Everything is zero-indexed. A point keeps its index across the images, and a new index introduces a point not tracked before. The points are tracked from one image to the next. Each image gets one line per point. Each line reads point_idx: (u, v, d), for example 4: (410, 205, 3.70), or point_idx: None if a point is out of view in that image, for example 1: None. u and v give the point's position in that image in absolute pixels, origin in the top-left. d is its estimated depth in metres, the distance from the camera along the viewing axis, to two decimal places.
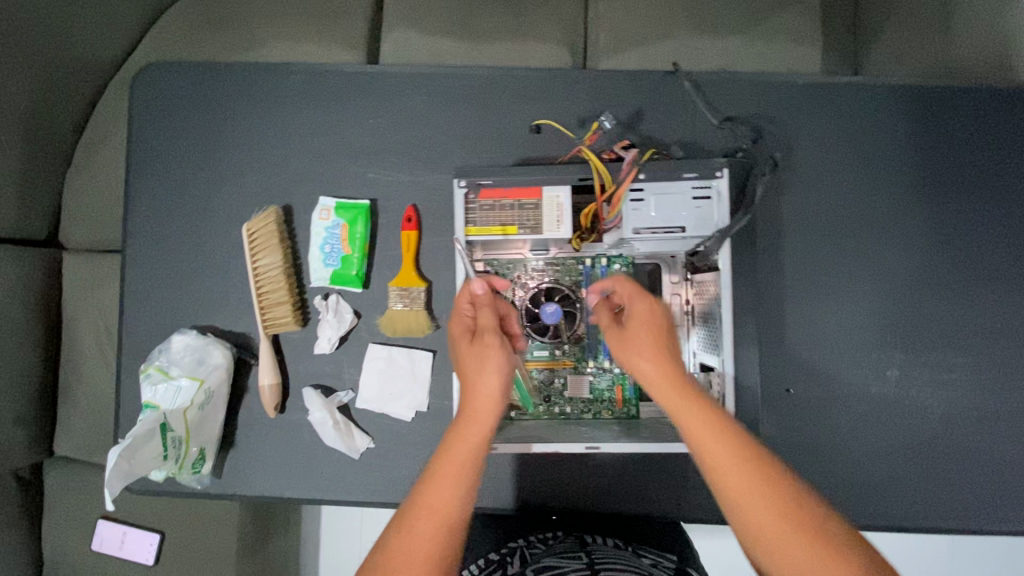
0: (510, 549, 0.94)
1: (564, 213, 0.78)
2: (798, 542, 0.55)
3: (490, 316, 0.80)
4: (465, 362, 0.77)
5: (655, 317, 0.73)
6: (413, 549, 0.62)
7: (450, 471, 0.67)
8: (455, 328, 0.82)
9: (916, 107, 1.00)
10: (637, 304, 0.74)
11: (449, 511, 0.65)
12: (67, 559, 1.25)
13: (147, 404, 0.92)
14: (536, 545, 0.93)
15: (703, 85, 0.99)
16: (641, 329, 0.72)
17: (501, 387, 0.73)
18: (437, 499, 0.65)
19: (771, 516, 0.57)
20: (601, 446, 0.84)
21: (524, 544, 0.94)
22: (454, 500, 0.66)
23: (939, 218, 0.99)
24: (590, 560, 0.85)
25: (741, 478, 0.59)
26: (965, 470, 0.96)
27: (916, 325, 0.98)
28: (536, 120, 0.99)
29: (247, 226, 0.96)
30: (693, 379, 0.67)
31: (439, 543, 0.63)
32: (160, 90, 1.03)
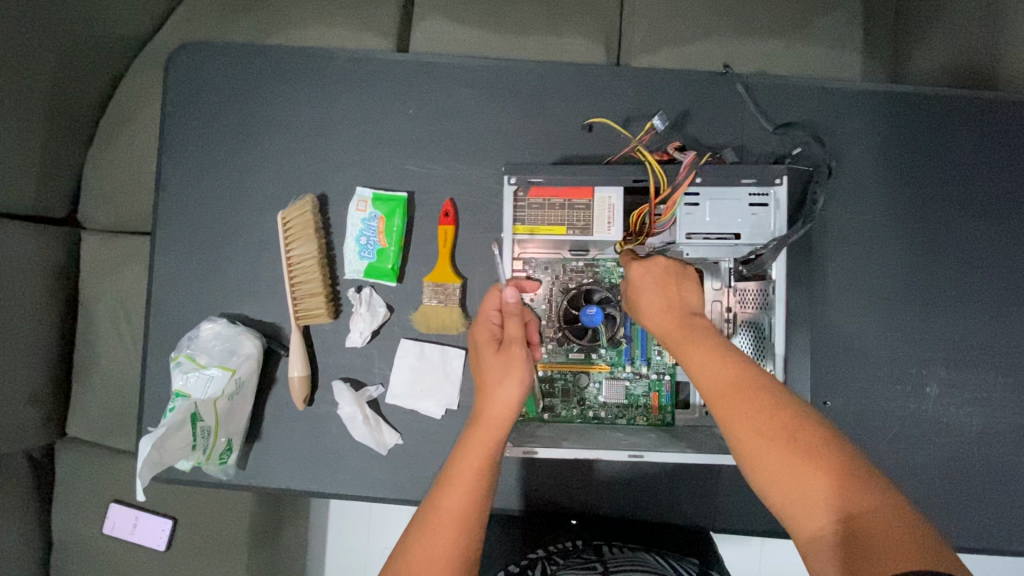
0: (527, 559, 0.88)
1: (615, 215, 0.78)
2: (780, 454, 0.60)
3: (515, 328, 0.82)
4: (488, 371, 0.80)
5: (661, 272, 0.76)
6: (433, 555, 0.64)
7: (464, 480, 0.70)
8: (478, 336, 0.83)
9: (966, 119, 0.98)
10: (644, 270, 0.76)
11: (465, 520, 0.67)
12: (75, 542, 1.22)
13: (178, 392, 0.91)
14: (552, 555, 0.87)
15: (752, 88, 0.96)
16: (649, 291, 0.76)
17: (516, 399, 0.76)
18: (452, 505, 0.68)
19: (757, 436, 0.61)
20: (645, 455, 0.81)
21: (543, 556, 0.87)
22: (468, 507, 0.68)
23: (987, 233, 0.97)
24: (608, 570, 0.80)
25: (729, 406, 0.64)
26: (1001, 490, 0.95)
27: (958, 341, 0.96)
28: (589, 119, 0.96)
29: (282, 214, 0.94)
30: (697, 332, 0.71)
31: (458, 549, 0.65)
32: (193, 71, 1.01)
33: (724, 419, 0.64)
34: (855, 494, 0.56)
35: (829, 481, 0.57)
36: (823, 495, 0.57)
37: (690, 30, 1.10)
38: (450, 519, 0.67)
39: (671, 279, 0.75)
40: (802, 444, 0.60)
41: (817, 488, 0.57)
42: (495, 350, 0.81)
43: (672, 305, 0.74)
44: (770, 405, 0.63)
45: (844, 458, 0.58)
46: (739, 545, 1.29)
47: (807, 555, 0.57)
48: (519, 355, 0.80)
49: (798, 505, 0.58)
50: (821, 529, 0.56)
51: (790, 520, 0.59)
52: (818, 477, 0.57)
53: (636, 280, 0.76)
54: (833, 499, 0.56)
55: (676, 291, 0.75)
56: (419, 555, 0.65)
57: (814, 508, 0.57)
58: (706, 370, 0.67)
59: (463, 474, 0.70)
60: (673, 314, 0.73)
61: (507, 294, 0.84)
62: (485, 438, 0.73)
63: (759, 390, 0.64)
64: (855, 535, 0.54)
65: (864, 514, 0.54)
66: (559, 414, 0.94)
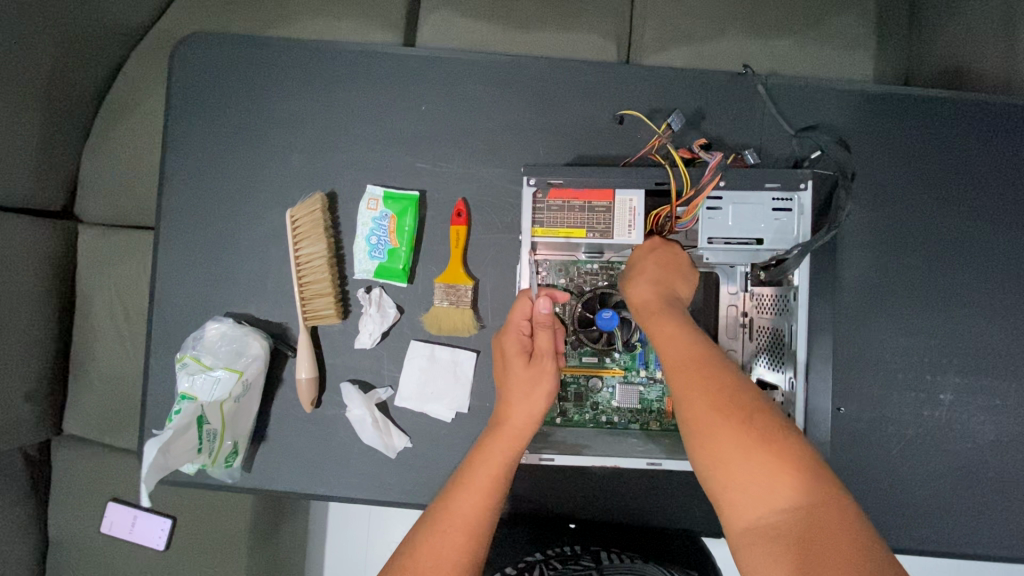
0: (526, 564, 0.83)
1: (636, 219, 0.76)
2: (734, 436, 0.58)
3: (546, 339, 0.81)
4: (515, 379, 0.80)
5: (665, 256, 0.76)
6: (439, 555, 0.63)
7: (479, 487, 0.69)
8: (508, 345, 0.82)
9: (982, 123, 0.97)
10: (648, 252, 0.77)
11: (476, 528, 0.66)
12: (72, 540, 1.20)
13: (183, 394, 0.89)
14: (553, 563, 0.82)
15: (771, 88, 0.95)
16: (644, 268, 0.75)
17: (537, 414, 0.77)
18: (467, 508, 0.67)
19: (712, 415, 0.60)
20: (663, 463, 0.80)
21: (541, 560, 0.83)
22: (478, 516, 0.67)
23: (1003, 240, 0.96)
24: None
25: (689, 381, 0.62)
26: (1010, 497, 0.94)
27: (971, 348, 0.95)
28: (620, 110, 0.94)
29: (290, 212, 0.91)
30: (682, 314, 0.71)
31: (465, 555, 0.64)
32: (199, 62, 0.98)
33: (682, 393, 0.63)
34: (806, 486, 0.55)
35: (780, 470, 0.55)
36: (771, 482, 0.55)
37: (705, 28, 1.08)
38: (456, 523, 0.66)
39: (671, 264, 0.76)
40: (757, 430, 0.58)
41: (767, 477, 0.56)
42: (526, 362, 0.81)
43: (663, 286, 0.73)
44: (732, 387, 0.61)
45: (801, 451, 0.57)
46: None
47: (736, 546, 0.55)
48: (547, 369, 0.80)
49: (741, 491, 0.56)
50: (760, 519, 0.55)
51: (727, 509, 0.57)
52: (768, 465, 0.56)
53: (637, 258, 0.77)
54: (779, 489, 0.55)
55: (673, 275, 0.75)
56: (420, 550, 0.63)
57: (758, 497, 0.55)
58: (672, 346, 0.67)
59: (482, 479, 0.70)
60: (660, 295, 0.73)
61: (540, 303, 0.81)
62: (505, 445, 0.74)
63: (723, 372, 0.63)
64: (798, 529, 0.52)
65: (807, 511, 0.53)
66: (572, 418, 0.93)
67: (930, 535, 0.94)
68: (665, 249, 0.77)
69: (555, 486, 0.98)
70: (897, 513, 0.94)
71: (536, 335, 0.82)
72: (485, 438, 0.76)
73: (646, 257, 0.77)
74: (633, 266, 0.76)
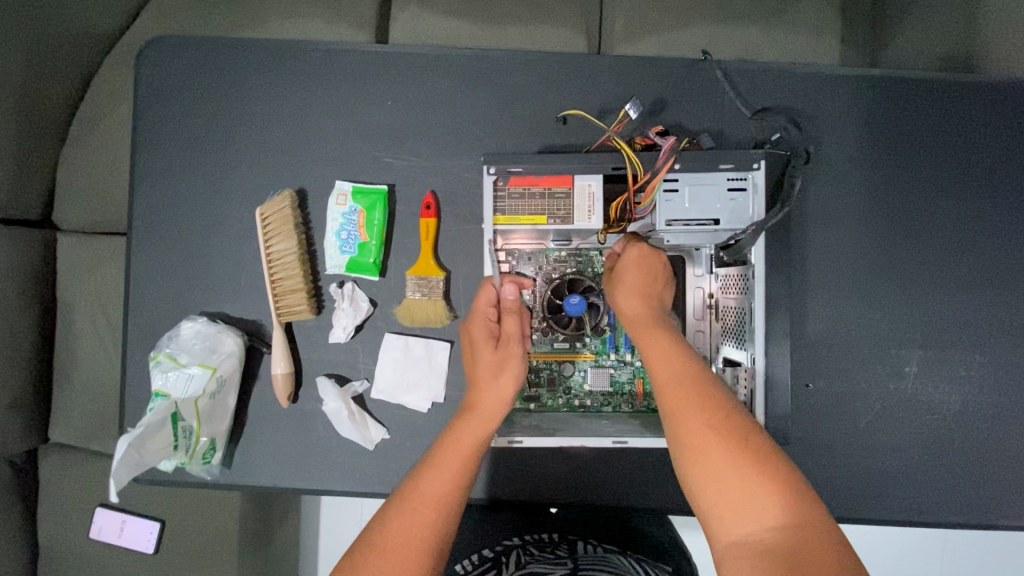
0: (505, 548, 0.89)
1: (596, 204, 0.77)
2: (725, 454, 0.62)
3: (513, 325, 0.85)
4: (483, 365, 0.83)
5: (651, 263, 0.81)
6: (409, 532, 0.64)
7: (450, 466, 0.71)
8: (476, 330, 0.86)
9: (938, 101, 0.98)
10: (635, 251, 0.81)
11: (445, 502, 0.68)
12: (62, 546, 1.21)
13: (157, 392, 0.90)
14: (531, 548, 0.87)
15: (732, 74, 0.96)
16: (632, 273, 0.79)
17: (511, 393, 0.81)
18: (437, 486, 0.69)
19: (707, 433, 0.63)
20: (630, 441, 0.81)
21: (519, 547, 0.89)
22: (449, 491, 0.69)
23: (963, 214, 0.98)
24: (574, 565, 0.78)
25: (683, 400, 0.66)
26: (975, 465, 0.96)
27: (934, 322, 0.97)
28: (563, 111, 0.96)
29: (260, 210, 0.92)
30: (672, 329, 0.76)
31: (434, 532, 0.65)
32: (168, 66, 0.99)
33: (677, 412, 0.66)
34: (793, 509, 0.58)
35: (770, 491, 0.59)
36: (759, 499, 0.59)
37: (670, 18, 1.10)
38: (428, 495, 0.68)
39: (654, 272, 0.80)
40: (750, 450, 0.62)
41: (758, 497, 0.59)
42: (492, 347, 0.85)
43: (649, 299, 0.79)
44: (725, 407, 0.66)
45: (789, 473, 0.60)
46: None
47: (722, 558, 0.58)
48: (514, 353, 0.84)
49: (730, 506, 0.59)
50: (747, 535, 0.58)
51: (715, 523, 0.60)
52: (760, 484, 0.59)
53: (627, 260, 0.80)
54: (769, 507, 0.58)
55: (653, 282, 0.80)
56: (390, 524, 0.65)
57: (746, 513, 0.59)
58: (668, 362, 0.71)
59: (453, 458, 0.72)
60: (648, 309, 0.78)
61: (508, 289, 0.85)
62: (477, 427, 0.77)
63: (716, 391, 0.67)
64: (785, 547, 0.55)
65: (795, 530, 0.56)
66: (546, 403, 0.94)
67: (901, 506, 0.96)
68: (649, 254, 0.81)
69: (534, 473, 0.99)
70: (869, 485, 0.96)
71: (503, 320, 0.86)
72: (457, 422, 0.78)
73: (632, 260, 0.80)
74: (622, 269, 0.80)
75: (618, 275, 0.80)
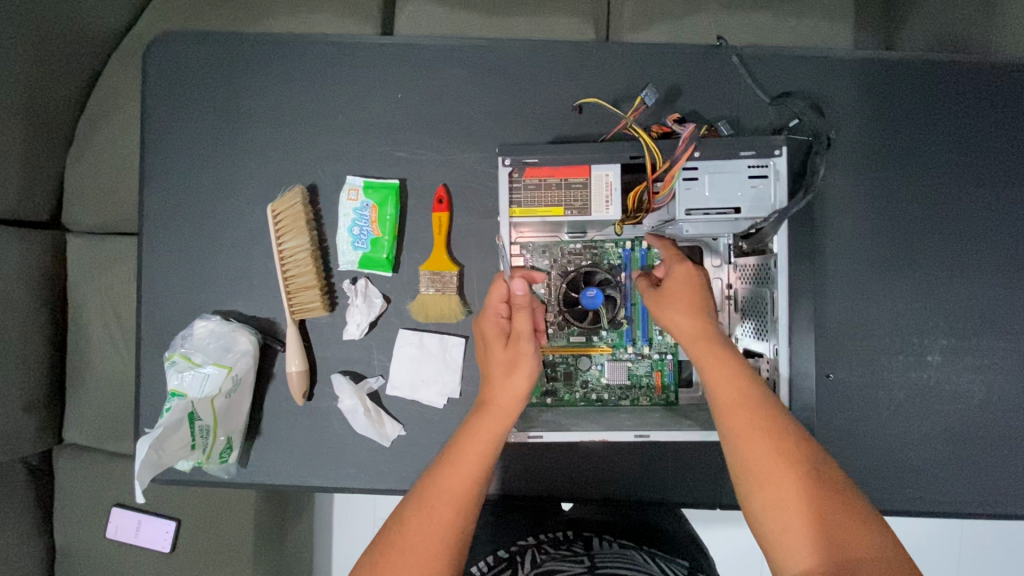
0: (520, 547, 0.86)
1: (613, 193, 0.76)
2: (792, 484, 0.61)
3: (523, 321, 0.79)
4: (495, 366, 0.80)
5: (697, 279, 0.77)
6: (429, 530, 0.64)
7: (467, 463, 0.70)
8: (488, 329, 0.82)
9: (960, 84, 0.96)
10: (679, 266, 0.78)
11: (463, 502, 0.67)
12: (80, 546, 1.22)
13: (173, 392, 0.89)
14: (546, 547, 0.84)
15: (748, 59, 0.94)
16: (681, 289, 0.76)
17: (525, 389, 0.77)
18: (454, 483, 0.68)
19: (771, 458, 0.63)
20: (652, 435, 0.80)
21: (533, 547, 0.85)
22: (467, 490, 0.68)
23: (988, 200, 0.96)
24: (592, 564, 0.76)
25: (747, 425, 0.66)
26: (998, 454, 0.95)
27: (956, 309, 0.95)
28: (579, 99, 0.94)
29: (271, 207, 0.92)
30: (724, 342, 0.73)
31: (451, 530, 0.65)
32: (174, 63, 0.98)
33: (741, 436, 0.66)
34: (860, 539, 0.58)
35: (836, 520, 0.59)
36: (825, 528, 0.59)
37: (683, 6, 1.07)
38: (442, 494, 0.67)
39: (701, 289, 0.76)
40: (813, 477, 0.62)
41: (821, 523, 0.59)
42: (505, 344, 0.81)
43: (700, 311, 0.74)
44: (786, 433, 0.65)
45: (853, 503, 0.60)
46: (733, 520, 1.34)
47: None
48: (526, 350, 0.79)
49: (793, 533, 0.59)
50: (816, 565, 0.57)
51: (777, 548, 0.60)
52: (824, 511, 0.59)
53: (675, 275, 0.77)
54: (836, 536, 0.58)
55: (700, 296, 0.75)
56: (408, 530, 0.64)
57: (810, 541, 0.58)
58: (726, 381, 0.69)
59: (471, 457, 0.71)
60: (700, 322, 0.73)
61: (518, 286, 0.77)
62: (493, 424, 0.74)
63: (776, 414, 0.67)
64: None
65: (862, 559, 0.56)
66: (562, 398, 0.93)
67: (923, 497, 0.94)
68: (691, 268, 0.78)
69: (551, 468, 0.98)
70: (890, 476, 0.95)
71: (514, 317, 0.81)
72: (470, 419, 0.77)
73: (679, 276, 0.77)
74: (670, 284, 0.76)
75: (663, 289, 0.77)
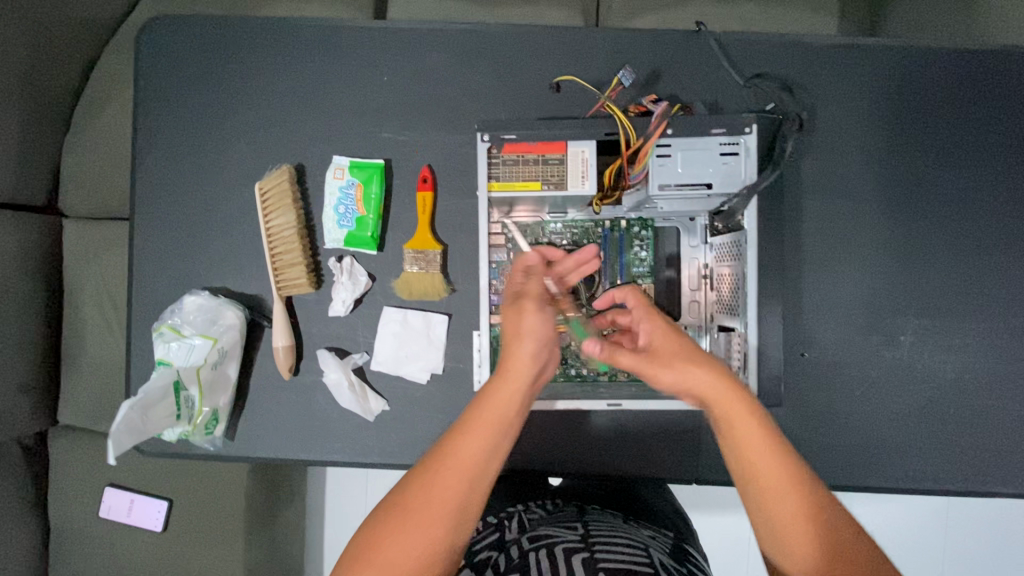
0: (509, 513, 1.00)
1: (589, 169, 0.78)
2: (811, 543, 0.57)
3: (535, 286, 0.74)
4: (505, 326, 0.73)
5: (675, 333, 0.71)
6: (438, 496, 0.61)
7: (484, 430, 0.64)
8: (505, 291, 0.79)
9: (936, 69, 0.97)
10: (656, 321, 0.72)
11: (477, 470, 0.62)
12: (75, 525, 1.24)
13: (160, 361, 0.93)
14: (533, 513, 0.98)
15: (728, 44, 0.96)
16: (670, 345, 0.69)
17: (536, 354, 0.69)
18: (468, 451, 0.63)
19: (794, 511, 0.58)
20: (623, 403, 0.86)
21: (520, 510, 1.00)
22: (480, 459, 0.63)
23: (960, 184, 0.98)
24: (585, 531, 0.84)
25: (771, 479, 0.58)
26: (970, 433, 0.97)
27: (929, 290, 0.97)
28: (557, 78, 0.96)
29: (259, 185, 0.94)
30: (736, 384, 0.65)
31: (460, 497, 0.61)
32: (165, 47, 1.00)
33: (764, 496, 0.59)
34: None
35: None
36: None
37: None
38: (428, 504, 0.61)
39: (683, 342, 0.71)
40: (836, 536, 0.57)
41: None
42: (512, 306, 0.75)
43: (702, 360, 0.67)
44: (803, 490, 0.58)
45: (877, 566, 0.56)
46: (716, 502, 1.37)
47: None
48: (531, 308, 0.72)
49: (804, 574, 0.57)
50: None
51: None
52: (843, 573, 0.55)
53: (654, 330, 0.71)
54: None
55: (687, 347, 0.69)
56: (389, 541, 0.59)
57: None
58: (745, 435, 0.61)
59: (483, 423, 0.64)
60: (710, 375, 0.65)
61: (530, 257, 0.79)
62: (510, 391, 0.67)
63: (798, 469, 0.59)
64: None
65: None
66: None
67: (897, 474, 0.96)
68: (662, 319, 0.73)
69: (534, 445, 1.00)
70: (863, 453, 0.97)
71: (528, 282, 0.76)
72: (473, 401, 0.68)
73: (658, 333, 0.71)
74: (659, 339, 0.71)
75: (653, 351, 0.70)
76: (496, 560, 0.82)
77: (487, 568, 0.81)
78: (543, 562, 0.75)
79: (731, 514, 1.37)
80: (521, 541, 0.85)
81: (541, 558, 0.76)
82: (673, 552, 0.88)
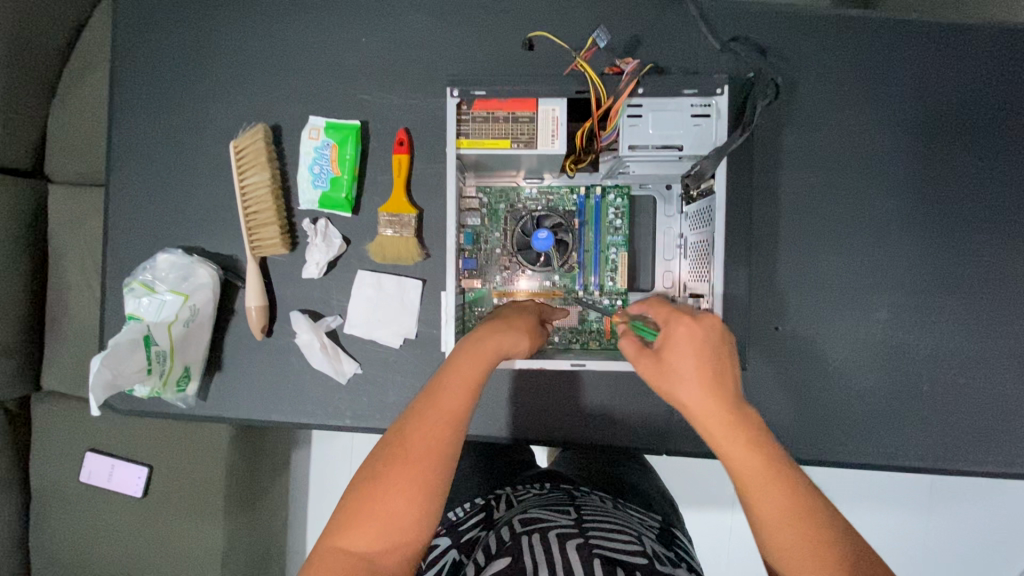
0: (497, 494, 1.01)
1: (559, 128, 0.78)
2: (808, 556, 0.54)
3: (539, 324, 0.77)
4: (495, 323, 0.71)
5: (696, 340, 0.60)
6: (430, 441, 0.60)
7: (467, 380, 0.63)
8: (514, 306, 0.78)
9: (919, 41, 0.96)
10: (679, 326, 0.61)
11: (461, 417, 0.62)
12: (56, 488, 1.24)
13: (131, 315, 0.93)
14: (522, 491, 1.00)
15: (710, 11, 0.95)
16: (684, 353, 0.60)
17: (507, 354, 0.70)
18: (450, 402, 0.62)
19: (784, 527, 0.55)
20: (587, 363, 0.83)
21: (509, 492, 1.01)
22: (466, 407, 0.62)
23: (940, 160, 0.97)
24: (579, 517, 0.81)
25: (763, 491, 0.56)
26: (942, 411, 0.96)
27: (905, 266, 0.97)
28: (529, 35, 0.96)
29: (234, 143, 0.94)
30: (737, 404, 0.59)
31: (449, 440, 0.60)
32: (147, 4, 0.99)
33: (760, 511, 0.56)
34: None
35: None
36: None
37: None
38: (425, 451, 0.59)
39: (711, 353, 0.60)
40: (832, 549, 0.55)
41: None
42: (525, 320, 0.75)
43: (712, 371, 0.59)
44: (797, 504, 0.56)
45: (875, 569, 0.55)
46: (695, 481, 1.38)
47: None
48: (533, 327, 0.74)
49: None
50: None
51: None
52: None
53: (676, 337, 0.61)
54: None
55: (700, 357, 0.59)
56: (391, 487, 0.58)
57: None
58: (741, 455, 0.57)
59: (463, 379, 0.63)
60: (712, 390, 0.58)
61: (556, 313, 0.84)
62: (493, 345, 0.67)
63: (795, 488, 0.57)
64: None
65: None
66: None
67: (867, 450, 0.96)
68: (685, 326, 0.61)
69: (507, 415, 1.00)
70: (836, 428, 0.97)
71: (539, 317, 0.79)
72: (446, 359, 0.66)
73: (679, 338, 0.60)
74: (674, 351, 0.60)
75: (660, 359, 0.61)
76: (487, 541, 0.79)
77: (478, 549, 0.78)
78: (538, 548, 0.71)
79: (709, 492, 1.37)
80: (512, 520, 0.81)
81: (535, 542, 0.73)
82: (661, 537, 0.88)
